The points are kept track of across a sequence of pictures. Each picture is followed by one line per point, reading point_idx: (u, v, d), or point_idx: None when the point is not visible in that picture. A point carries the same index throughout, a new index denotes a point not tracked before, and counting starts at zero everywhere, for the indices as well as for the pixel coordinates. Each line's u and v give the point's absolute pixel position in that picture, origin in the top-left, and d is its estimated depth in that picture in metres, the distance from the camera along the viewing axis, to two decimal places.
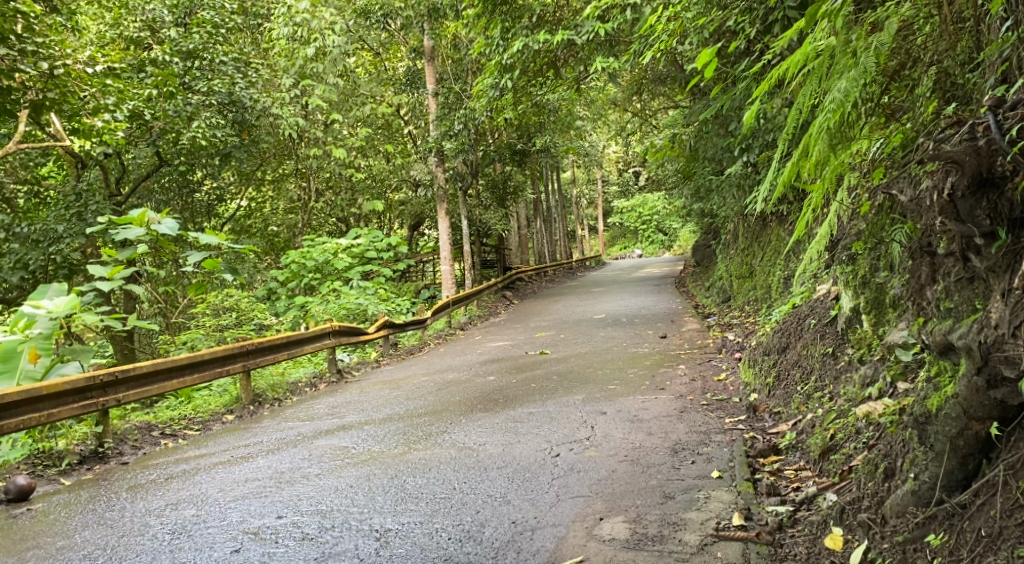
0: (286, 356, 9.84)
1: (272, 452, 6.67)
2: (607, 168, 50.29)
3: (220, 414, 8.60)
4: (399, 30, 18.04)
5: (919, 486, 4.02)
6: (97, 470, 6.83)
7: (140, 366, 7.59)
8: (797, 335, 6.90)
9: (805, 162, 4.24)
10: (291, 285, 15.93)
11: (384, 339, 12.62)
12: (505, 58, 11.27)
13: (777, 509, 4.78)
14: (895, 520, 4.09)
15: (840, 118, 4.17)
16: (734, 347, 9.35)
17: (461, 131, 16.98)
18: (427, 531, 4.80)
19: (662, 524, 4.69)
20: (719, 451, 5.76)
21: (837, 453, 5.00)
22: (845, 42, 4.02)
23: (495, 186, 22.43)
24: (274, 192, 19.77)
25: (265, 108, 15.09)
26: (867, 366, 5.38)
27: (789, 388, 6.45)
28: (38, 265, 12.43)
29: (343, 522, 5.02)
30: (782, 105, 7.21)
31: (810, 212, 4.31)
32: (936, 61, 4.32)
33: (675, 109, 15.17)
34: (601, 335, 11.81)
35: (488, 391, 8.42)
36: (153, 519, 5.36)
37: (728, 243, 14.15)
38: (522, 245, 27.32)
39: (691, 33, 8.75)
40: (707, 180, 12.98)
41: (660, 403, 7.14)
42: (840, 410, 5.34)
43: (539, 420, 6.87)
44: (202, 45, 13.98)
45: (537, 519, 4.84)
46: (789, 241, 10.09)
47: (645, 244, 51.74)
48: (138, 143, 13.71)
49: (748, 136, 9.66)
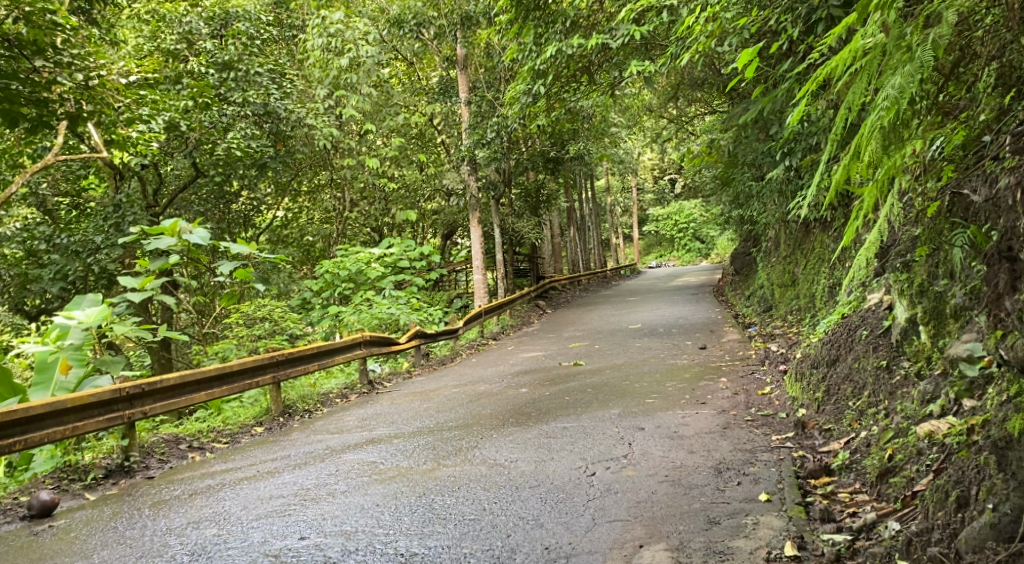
0: (318, 367, 9.62)
1: (298, 468, 6.44)
2: (643, 177, 49.88)
3: (249, 426, 8.39)
4: (432, 40, 17.78)
5: (999, 519, 3.68)
6: (122, 485, 6.62)
7: (168, 378, 7.38)
8: (847, 347, 6.52)
9: (857, 165, 3.93)
10: (325, 295, 15.52)
11: (417, 349, 12.34)
12: (539, 63, 10.99)
13: (834, 537, 4.41)
14: (972, 555, 3.72)
15: (895, 116, 3.81)
16: (778, 359, 8.95)
17: (494, 140, 16.61)
18: (455, 557, 4.53)
19: (707, 553, 4.37)
20: (766, 471, 5.41)
21: (898, 476, 4.66)
22: (899, 36, 3.70)
23: (528, 195, 22.29)
24: (310, 202, 19.62)
25: (300, 119, 14.79)
26: (926, 382, 5.03)
27: (840, 404, 6.07)
28: (77, 275, 12.43)
29: (368, 544, 4.76)
30: (827, 107, 6.89)
31: (860, 217, 3.96)
32: (996, 56, 3.92)
33: (712, 115, 14.77)
34: (638, 346, 11.46)
35: (521, 404, 8.14)
36: (173, 539, 5.15)
37: (769, 251, 13.73)
38: (555, 253, 27.03)
39: (734, 35, 8.40)
40: (746, 186, 12.59)
41: (701, 418, 6.79)
42: (898, 429, 4.98)
43: (574, 436, 6.56)
44: (237, 56, 13.78)
45: (573, 545, 4.54)
46: (835, 249, 9.70)
47: (681, 253, 51.34)
48: (175, 154, 13.60)
49: (790, 140, 9.29)
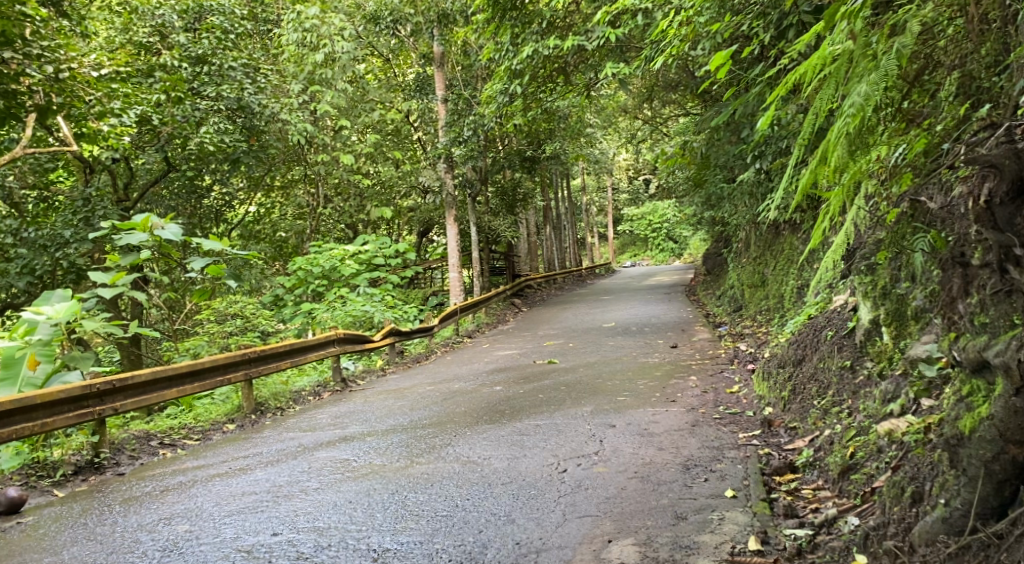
0: (290, 364, 9.62)
1: (271, 464, 6.48)
2: (619, 177, 50.14)
3: (221, 423, 8.40)
4: (409, 37, 17.82)
5: (951, 513, 3.79)
6: (92, 482, 6.62)
7: (139, 374, 7.37)
8: (812, 347, 6.69)
9: (823, 169, 4.05)
10: (298, 292, 15.52)
11: (390, 347, 12.36)
12: (515, 63, 11.06)
13: (796, 533, 4.55)
14: (925, 549, 3.86)
15: (861, 123, 3.94)
16: (748, 358, 9.12)
17: (471, 138, 16.61)
18: (428, 552, 4.60)
19: (674, 548, 4.47)
20: (733, 468, 5.54)
21: (858, 473, 4.80)
22: (865, 45, 3.84)
23: (504, 193, 22.38)
24: (283, 198, 19.62)
25: (274, 114, 14.83)
26: (887, 382, 5.18)
27: (805, 402, 6.23)
28: (45, 270, 12.19)
29: (341, 540, 4.82)
30: (797, 112, 7.05)
31: (827, 220, 4.08)
32: (958, 65, 4.07)
33: (686, 116, 14.94)
34: (611, 345, 11.59)
35: (495, 401, 8.22)
36: (144, 535, 5.17)
37: (740, 252, 13.93)
38: (531, 252, 27.16)
39: (706, 39, 8.57)
40: (718, 188, 12.77)
41: (671, 416, 6.92)
42: (860, 427, 5.13)
43: (546, 433, 6.67)
44: (211, 50, 13.75)
45: (543, 540, 4.63)
46: (803, 250, 9.89)
47: (655, 253, 51.76)
48: (146, 148, 13.40)
49: (761, 144, 9.46)
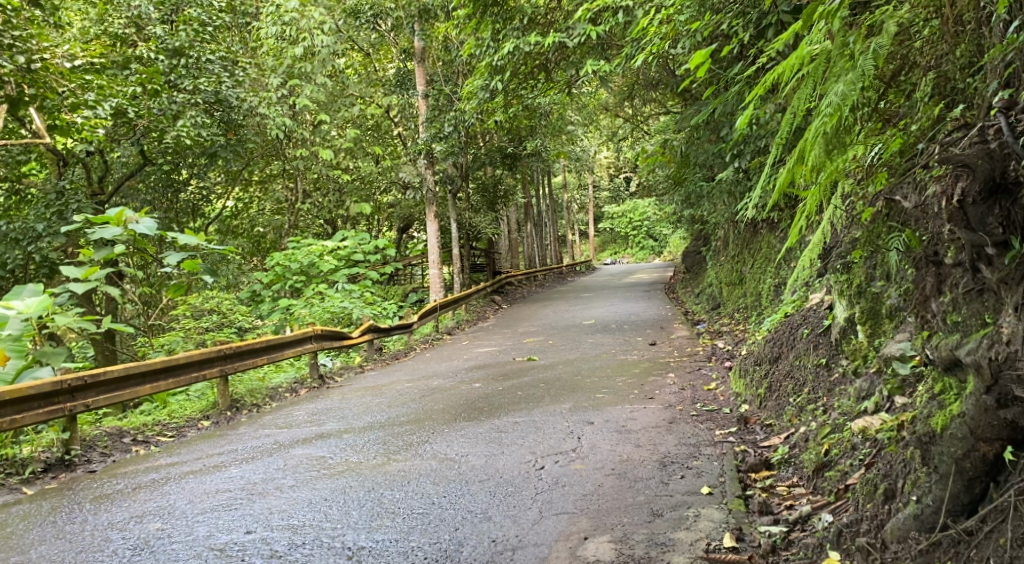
0: (267, 361, 9.55)
1: (246, 462, 6.43)
2: (600, 174, 50.22)
3: (195, 420, 8.32)
4: (389, 31, 17.74)
5: (922, 510, 3.81)
6: (62, 479, 6.53)
7: (111, 370, 7.29)
8: (789, 345, 6.74)
9: (800, 168, 4.07)
10: (275, 288, 15.43)
11: (369, 343, 12.31)
12: (496, 59, 11.02)
13: (771, 530, 4.57)
14: (897, 546, 3.89)
15: (838, 122, 3.96)
16: (725, 356, 9.18)
17: (452, 134, 16.55)
18: (403, 550, 4.58)
19: (649, 545, 4.48)
20: (709, 464, 5.56)
21: (832, 470, 4.83)
22: (842, 44, 3.85)
23: (485, 189, 22.34)
24: (262, 193, 19.47)
25: (252, 107, 14.71)
26: (862, 379, 5.22)
27: (781, 400, 6.27)
28: (16, 263, 12.05)
29: (315, 538, 4.79)
30: (775, 111, 7.08)
31: (804, 219, 4.11)
32: (934, 66, 4.04)
33: (667, 115, 14.98)
34: (590, 342, 11.60)
35: (473, 398, 8.21)
36: (114, 533, 5.11)
37: (718, 250, 13.99)
38: (511, 249, 27.15)
39: (686, 37, 8.58)
40: (698, 186, 12.80)
41: (649, 413, 6.94)
42: (835, 424, 5.16)
43: (524, 430, 6.66)
44: (188, 42, 13.55)
45: (519, 538, 4.63)
46: (780, 248, 9.95)
47: (635, 250, 51.93)
48: (121, 142, 13.28)
49: (740, 143, 9.49)
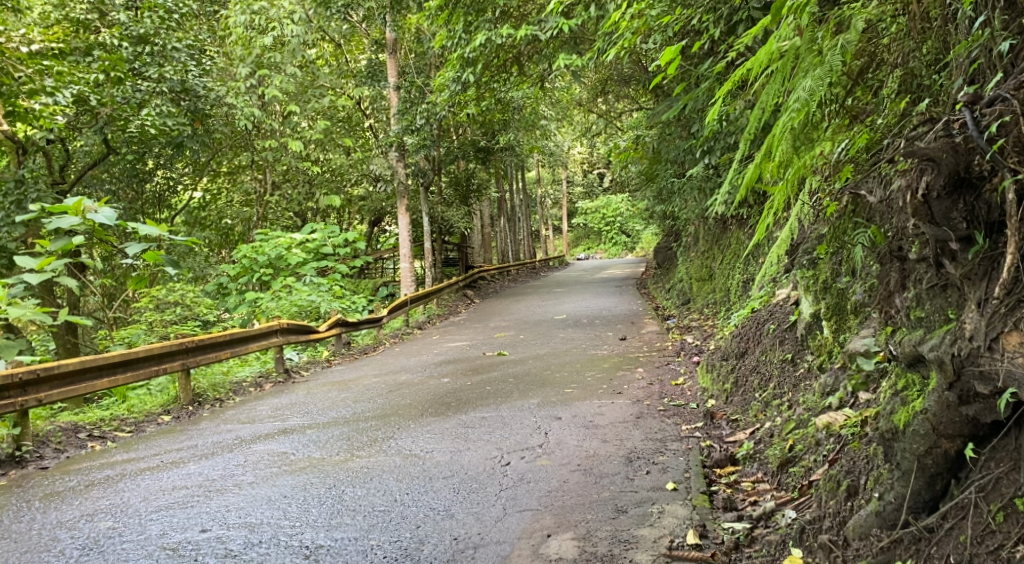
0: (230, 355, 9.39)
1: (205, 458, 6.31)
2: (574, 169, 50.26)
3: (155, 415, 8.16)
4: (361, 22, 17.52)
5: (884, 507, 3.81)
6: (13, 476, 6.36)
7: (66, 363, 7.12)
8: (755, 340, 6.74)
9: (767, 164, 4.04)
10: (242, 280, 15.24)
11: (337, 337, 12.17)
12: (467, 51, 10.93)
13: (734, 526, 4.56)
14: (858, 543, 3.89)
15: (805, 118, 3.94)
16: (693, 351, 9.17)
17: (423, 127, 16.42)
18: (362, 549, 4.50)
19: (612, 542, 4.44)
20: (675, 460, 5.54)
21: (796, 466, 4.82)
22: (811, 40, 3.82)
23: (458, 183, 22.23)
24: (230, 183, 19.21)
25: (219, 97, 14.46)
26: (827, 375, 5.22)
27: (747, 395, 6.28)
28: None
29: (272, 537, 4.70)
30: (745, 107, 7.07)
31: (771, 215, 4.07)
32: (901, 63, 4.00)
33: (640, 110, 14.95)
34: (561, 337, 11.56)
35: (442, 393, 8.12)
36: (62, 532, 4.98)
37: (689, 246, 14.00)
38: (484, 243, 27.08)
39: (657, 32, 8.52)
40: (669, 182, 12.78)
41: (616, 407, 6.91)
42: (799, 420, 5.16)
43: (491, 425, 6.60)
44: (153, 30, 13.20)
45: (481, 536, 4.57)
46: (749, 244, 9.97)
47: (608, 246, 52.00)
48: (84, 130, 13.04)
49: (710, 138, 9.47)
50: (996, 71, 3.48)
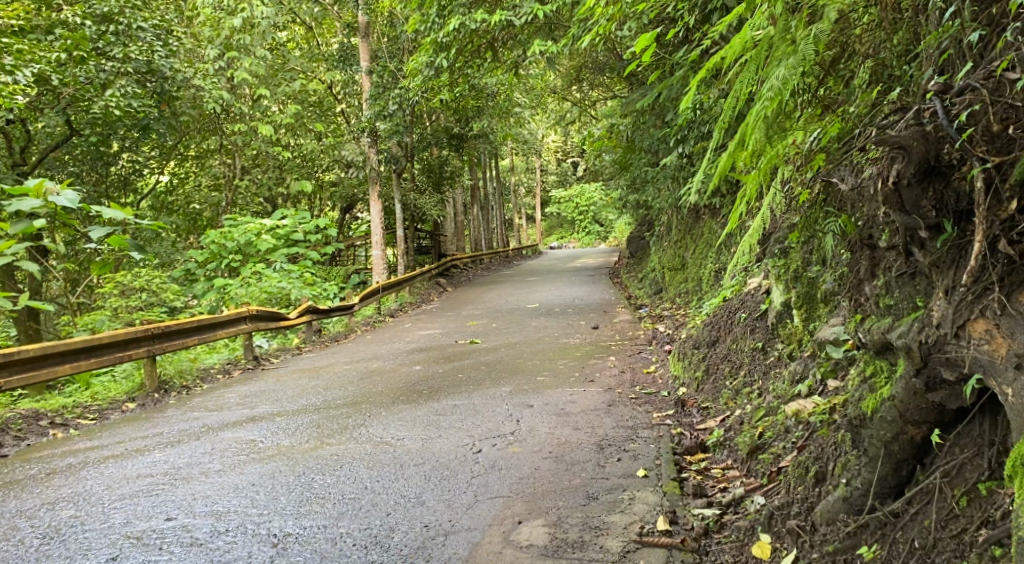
0: (198, 341, 9.28)
1: (171, 446, 6.23)
2: (548, 158, 50.23)
3: (120, 403, 8.04)
4: (332, 4, 17.25)
5: (851, 492, 3.86)
6: None
7: (28, 349, 7.00)
8: (727, 329, 6.79)
9: (740, 153, 4.03)
10: (210, 266, 15.09)
11: (308, 324, 12.06)
12: (441, 36, 10.82)
13: (704, 512, 4.58)
14: (825, 528, 3.93)
15: (778, 107, 3.92)
16: (665, 339, 9.21)
17: (396, 113, 16.26)
18: (331, 537, 4.48)
19: (583, 528, 4.44)
20: (646, 447, 5.56)
21: (765, 453, 4.85)
22: (784, 30, 3.79)
23: (431, 170, 22.12)
24: (198, 168, 18.95)
25: (185, 79, 14.25)
26: (797, 362, 5.27)
27: (717, 383, 6.32)
28: None
29: (239, 525, 4.65)
30: (719, 95, 7.08)
31: (743, 204, 4.03)
32: (872, 54, 4.02)
33: (614, 99, 14.93)
34: (534, 325, 11.55)
35: (414, 381, 8.08)
36: (23, 522, 4.90)
37: (662, 235, 14.03)
38: (458, 232, 27.01)
39: (632, 19, 8.48)
40: (642, 171, 12.80)
41: (588, 395, 6.93)
42: (769, 407, 5.21)
43: (463, 413, 6.58)
44: (118, 8, 12.83)
45: (452, 523, 4.56)
46: (721, 234, 10.03)
47: (581, 235, 52.13)
48: (45, 111, 12.64)
49: (684, 127, 9.47)
50: (965, 61, 3.50)
